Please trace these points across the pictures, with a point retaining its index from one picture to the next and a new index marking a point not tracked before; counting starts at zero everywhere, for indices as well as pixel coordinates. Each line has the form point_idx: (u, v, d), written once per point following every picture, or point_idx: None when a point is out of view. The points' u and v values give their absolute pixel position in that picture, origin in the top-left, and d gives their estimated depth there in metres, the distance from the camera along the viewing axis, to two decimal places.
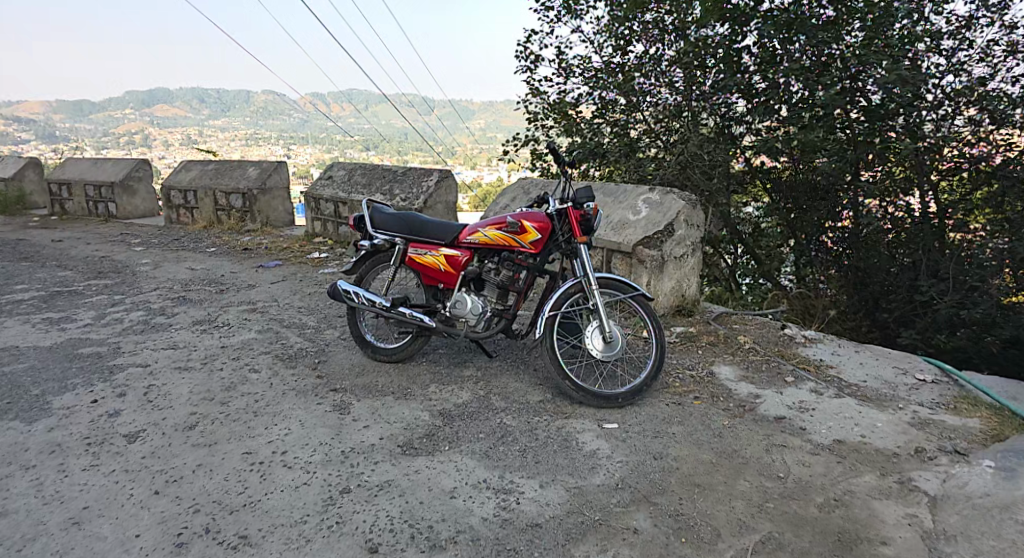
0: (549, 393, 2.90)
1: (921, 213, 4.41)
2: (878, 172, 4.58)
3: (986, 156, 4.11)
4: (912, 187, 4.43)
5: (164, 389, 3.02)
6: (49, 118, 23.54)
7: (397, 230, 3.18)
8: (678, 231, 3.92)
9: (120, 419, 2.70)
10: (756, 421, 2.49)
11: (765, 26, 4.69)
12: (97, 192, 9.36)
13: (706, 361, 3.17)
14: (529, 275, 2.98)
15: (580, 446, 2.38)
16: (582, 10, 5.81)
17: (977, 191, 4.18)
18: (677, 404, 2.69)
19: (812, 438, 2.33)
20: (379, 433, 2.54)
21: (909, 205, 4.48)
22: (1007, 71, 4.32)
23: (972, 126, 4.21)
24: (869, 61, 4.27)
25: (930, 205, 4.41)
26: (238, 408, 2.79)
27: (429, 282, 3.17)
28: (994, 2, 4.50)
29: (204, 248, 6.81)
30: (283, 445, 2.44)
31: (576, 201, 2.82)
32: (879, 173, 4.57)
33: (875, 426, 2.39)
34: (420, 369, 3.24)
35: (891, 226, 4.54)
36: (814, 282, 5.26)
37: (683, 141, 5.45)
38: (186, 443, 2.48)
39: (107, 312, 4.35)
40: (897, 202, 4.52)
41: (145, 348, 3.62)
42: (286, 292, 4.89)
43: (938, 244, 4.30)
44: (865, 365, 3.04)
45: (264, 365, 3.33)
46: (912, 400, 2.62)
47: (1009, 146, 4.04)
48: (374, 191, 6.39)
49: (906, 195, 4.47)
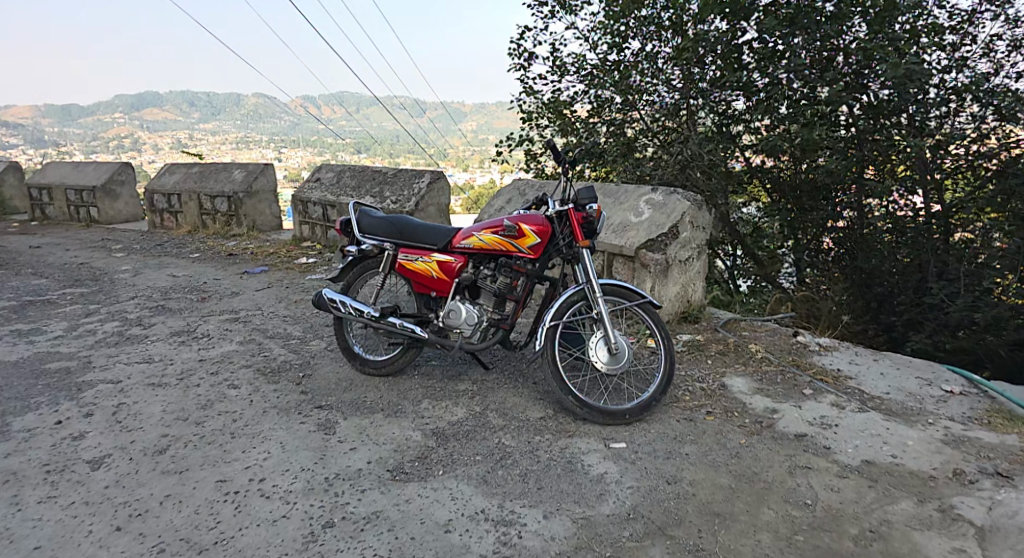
0: (550, 409, 2.70)
1: (926, 214, 4.21)
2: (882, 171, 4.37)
3: (993, 152, 3.92)
4: (915, 186, 4.26)
5: (135, 408, 2.80)
6: (39, 121, 23.11)
7: (386, 234, 2.98)
8: (683, 233, 3.75)
9: (84, 443, 2.48)
10: (776, 440, 2.31)
11: (765, 21, 4.49)
12: (78, 196, 9.09)
13: (716, 372, 2.99)
14: (528, 282, 2.78)
15: (587, 470, 2.18)
16: (576, 6, 5.62)
17: (981, 190, 3.96)
18: (689, 421, 2.50)
19: (838, 459, 2.14)
20: (367, 456, 2.34)
21: (914, 205, 4.29)
22: (1011, 67, 4.17)
23: (976, 122, 4.01)
24: (874, 55, 4.09)
25: (935, 205, 4.20)
26: (214, 429, 2.58)
27: (421, 290, 2.96)
28: None
29: (188, 253, 6.58)
30: (261, 471, 2.23)
31: (577, 201, 2.63)
32: (880, 172, 4.36)
33: (906, 444, 2.20)
34: (412, 383, 3.03)
35: (893, 228, 4.35)
36: (816, 284, 5.01)
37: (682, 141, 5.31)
38: (154, 470, 2.26)
39: (80, 324, 4.11)
40: (901, 200, 4.32)
41: (118, 362, 3.39)
42: (271, 300, 4.67)
43: (946, 246, 4.15)
44: (886, 376, 2.86)
45: (244, 380, 3.11)
46: (942, 414, 2.45)
47: (1013, 142, 3.87)
48: (363, 193, 6.18)
49: (908, 194, 4.27)
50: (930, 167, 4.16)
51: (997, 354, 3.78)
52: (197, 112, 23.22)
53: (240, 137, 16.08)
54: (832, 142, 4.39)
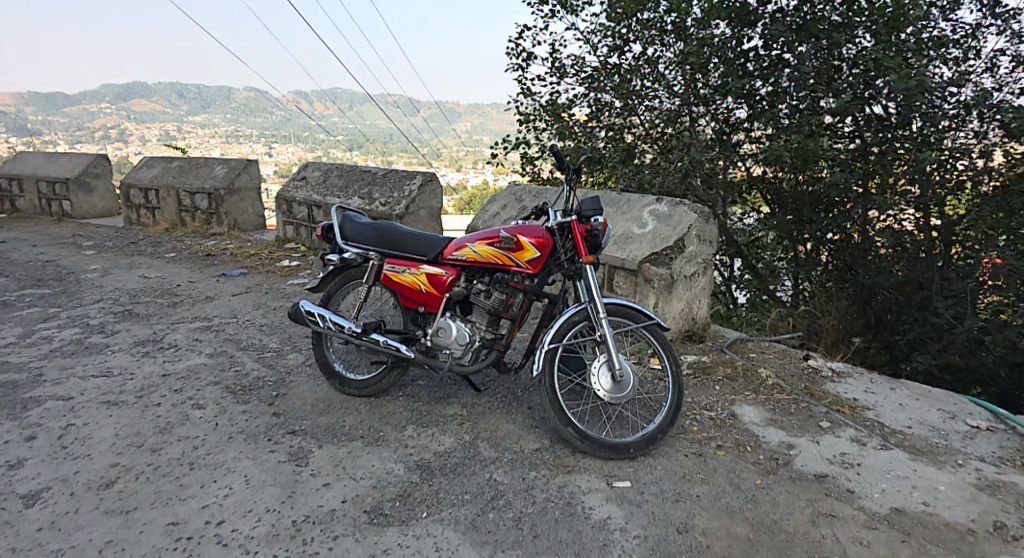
0: (547, 439, 2.49)
1: (921, 231, 4.00)
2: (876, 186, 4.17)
3: (996, 170, 3.72)
4: (915, 202, 3.99)
5: (84, 431, 2.54)
6: (22, 106, 22.32)
7: (371, 243, 2.74)
8: (689, 247, 3.55)
9: (20, 473, 2.21)
10: (794, 481, 2.11)
11: (770, 28, 4.38)
12: (51, 189, 8.73)
13: (726, 400, 2.78)
14: (525, 299, 2.55)
15: (587, 514, 1.97)
16: (577, 7, 5.43)
17: (979, 207, 3.72)
18: (698, 457, 2.30)
19: (865, 506, 1.95)
20: (342, 495, 2.10)
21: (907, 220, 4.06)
22: (1015, 84, 3.97)
23: (977, 138, 3.86)
24: (885, 66, 3.90)
25: (935, 221, 3.97)
26: (171, 459, 2.34)
27: (407, 304, 2.73)
28: (999, 8, 4.15)
29: (163, 253, 6.29)
30: (220, 512, 1.99)
31: (581, 212, 2.40)
32: (878, 186, 4.15)
33: (937, 490, 2.01)
34: (395, 406, 2.81)
35: (890, 244, 4.09)
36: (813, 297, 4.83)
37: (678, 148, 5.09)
38: (96, 509, 2.00)
39: (35, 330, 3.82)
40: (902, 215, 4.06)
41: (71, 375, 3.12)
42: (248, 306, 4.42)
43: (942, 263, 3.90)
44: (906, 408, 2.69)
45: (211, 400, 2.86)
46: (971, 454, 2.27)
47: (1015, 162, 3.67)
48: (351, 194, 5.91)
49: (903, 208, 4.04)
50: (933, 183, 3.90)
51: (997, 376, 3.62)
52: (186, 105, 22.83)
53: (228, 130, 15.75)
54: (835, 154, 4.24)
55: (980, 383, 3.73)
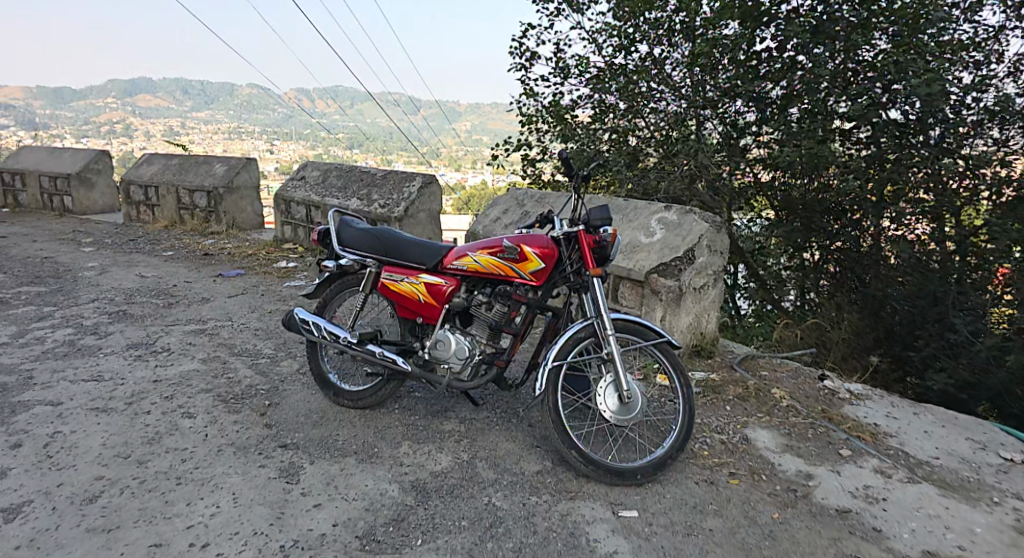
0: (549, 461, 2.35)
1: (937, 244, 3.72)
2: (887, 197, 3.93)
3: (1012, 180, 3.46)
4: (920, 216, 3.80)
5: (71, 439, 2.41)
6: (30, 100, 22.37)
7: (367, 250, 2.60)
8: (700, 258, 3.42)
9: (2, 484, 2.08)
10: (815, 516, 1.96)
11: (785, 28, 4.25)
12: (54, 183, 8.63)
13: (738, 422, 2.64)
14: (529, 313, 2.39)
15: (593, 547, 1.82)
16: (583, 5, 5.30)
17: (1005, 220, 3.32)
18: (710, 485, 2.15)
19: (894, 548, 1.80)
20: (334, 517, 1.96)
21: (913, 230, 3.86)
22: None
23: (998, 146, 3.63)
24: (907, 69, 3.74)
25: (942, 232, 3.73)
26: (159, 472, 2.21)
27: (405, 314, 2.59)
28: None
29: (161, 251, 6.17)
30: (205, 533, 1.85)
31: (589, 222, 2.26)
32: (892, 195, 3.92)
33: (974, 532, 1.86)
34: (391, 420, 2.67)
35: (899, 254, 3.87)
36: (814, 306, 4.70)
37: (676, 154, 5.07)
38: (78, 526, 1.86)
39: (28, 330, 3.71)
40: (911, 228, 3.87)
41: (62, 379, 2.99)
42: (243, 309, 4.30)
43: (954, 278, 3.58)
44: (932, 436, 2.54)
45: (202, 409, 2.73)
46: (1005, 490, 2.12)
47: None
48: (349, 195, 5.78)
49: (914, 223, 3.83)
50: (950, 195, 3.66)
51: (1014, 394, 3.18)
52: (191, 101, 22.83)
53: (232, 126, 15.68)
54: (846, 160, 4.08)
55: (994, 401, 3.32)
